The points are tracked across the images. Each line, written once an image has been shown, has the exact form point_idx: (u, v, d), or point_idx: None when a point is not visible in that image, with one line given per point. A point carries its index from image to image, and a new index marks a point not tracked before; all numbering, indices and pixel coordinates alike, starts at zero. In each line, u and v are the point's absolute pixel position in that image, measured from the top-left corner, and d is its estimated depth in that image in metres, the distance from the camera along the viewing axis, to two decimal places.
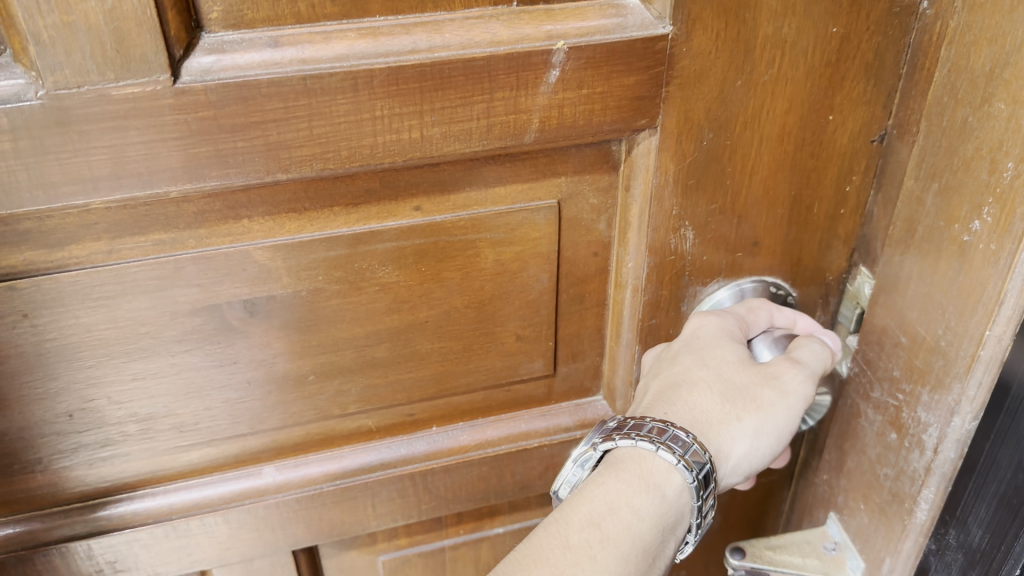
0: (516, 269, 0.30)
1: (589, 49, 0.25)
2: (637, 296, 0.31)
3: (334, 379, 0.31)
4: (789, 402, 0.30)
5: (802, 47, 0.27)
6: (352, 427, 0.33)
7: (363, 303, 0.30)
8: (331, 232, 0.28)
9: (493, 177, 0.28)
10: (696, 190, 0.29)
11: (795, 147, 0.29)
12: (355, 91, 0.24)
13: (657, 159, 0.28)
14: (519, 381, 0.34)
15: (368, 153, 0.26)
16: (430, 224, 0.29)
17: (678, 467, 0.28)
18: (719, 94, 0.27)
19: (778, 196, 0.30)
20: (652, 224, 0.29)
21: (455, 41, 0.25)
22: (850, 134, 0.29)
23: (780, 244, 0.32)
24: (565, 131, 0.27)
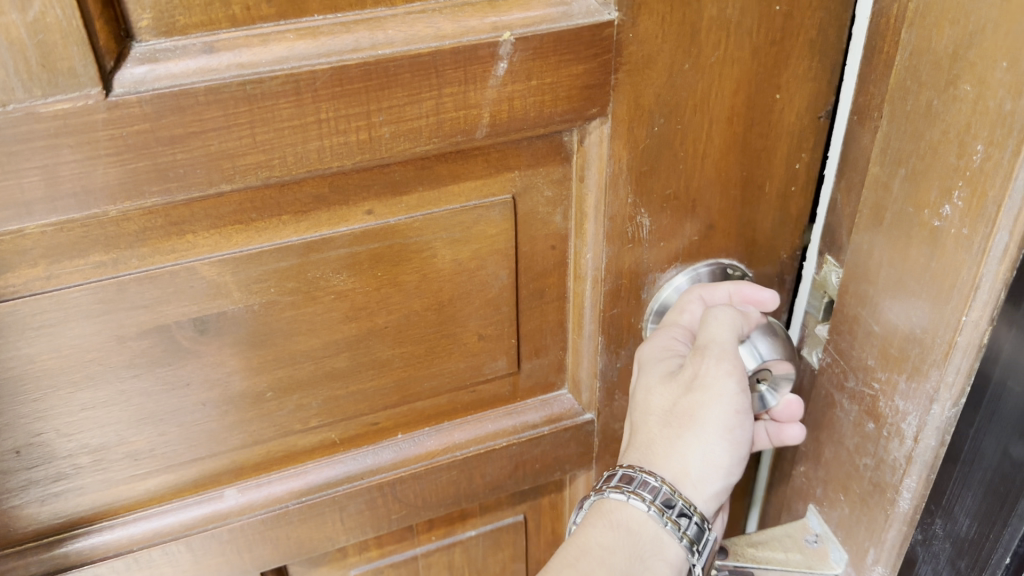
0: (474, 267, 0.30)
1: (535, 39, 0.25)
2: (597, 286, 0.31)
3: (293, 394, 0.30)
4: (711, 402, 0.30)
5: (746, 27, 0.27)
6: (314, 442, 0.32)
7: (319, 313, 0.29)
8: (281, 242, 0.27)
9: (445, 175, 0.28)
10: (650, 177, 0.29)
11: (745, 127, 0.29)
12: (298, 94, 0.23)
13: (610, 148, 0.28)
14: (483, 382, 0.33)
15: (315, 158, 0.25)
16: (383, 226, 0.28)
17: (631, 500, 0.30)
18: (668, 78, 0.27)
19: (731, 177, 0.30)
20: (608, 213, 0.29)
21: (399, 37, 0.24)
22: (798, 112, 0.29)
23: (735, 226, 0.32)
24: (516, 124, 0.26)
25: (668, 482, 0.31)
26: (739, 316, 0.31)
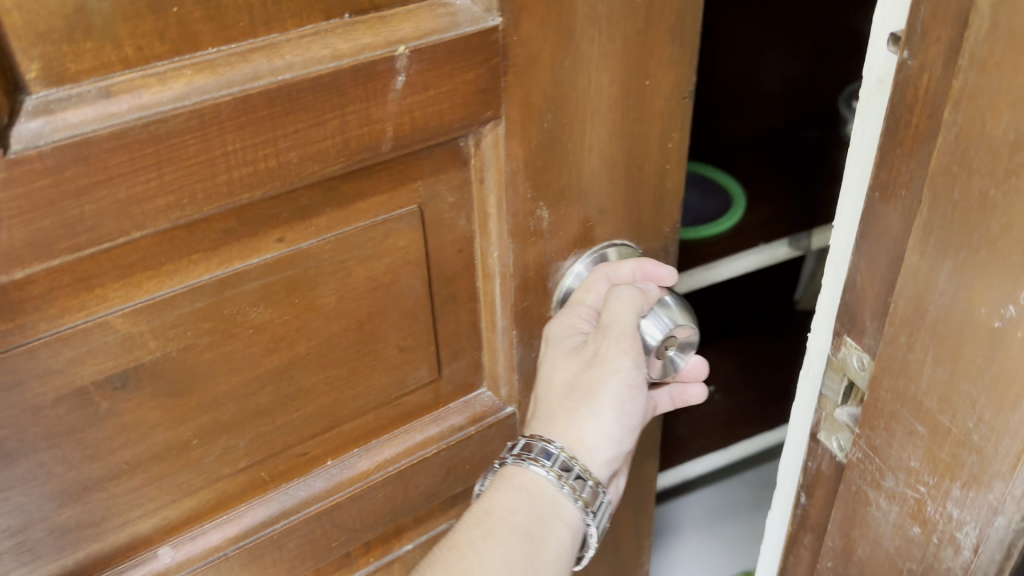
0: (389, 282, 0.30)
1: (428, 50, 0.25)
2: (506, 283, 0.32)
3: (220, 438, 0.30)
4: (611, 377, 0.33)
5: (615, 20, 0.29)
6: (246, 483, 0.32)
7: (239, 350, 0.28)
8: (193, 283, 0.26)
9: (351, 193, 0.28)
10: (545, 171, 0.30)
11: (623, 114, 0.31)
12: (203, 128, 0.23)
13: (507, 147, 0.29)
14: (407, 394, 0.33)
15: (226, 190, 0.25)
16: (295, 253, 0.28)
17: (532, 466, 0.33)
18: (553, 76, 0.28)
19: (616, 161, 0.32)
20: (510, 210, 0.31)
21: (297, 60, 0.24)
22: (668, 93, 0.32)
23: (624, 207, 0.34)
24: (418, 134, 0.27)
25: (566, 450, 0.33)
26: (644, 298, 0.33)
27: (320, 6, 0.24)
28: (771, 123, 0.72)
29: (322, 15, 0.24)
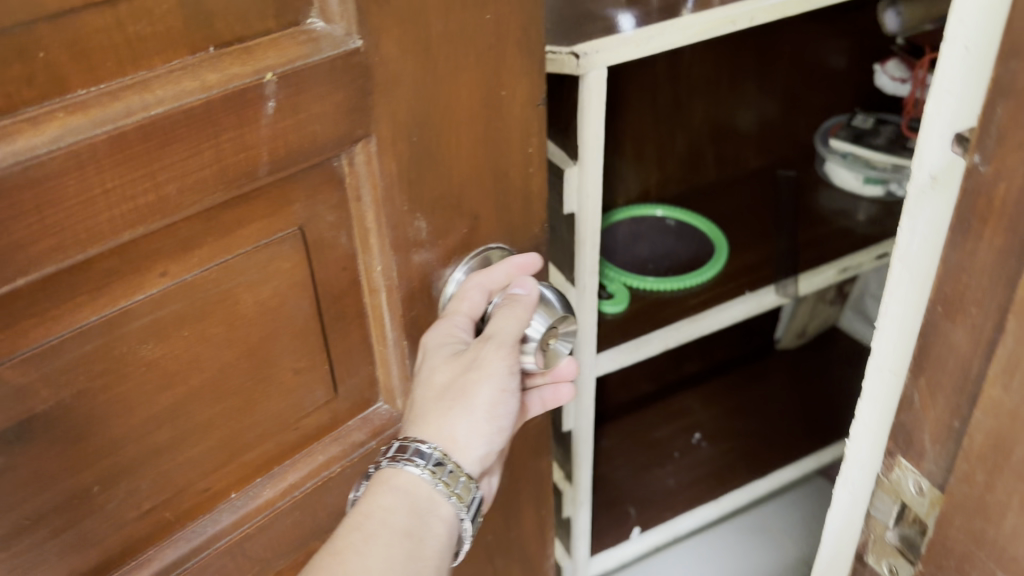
0: (277, 305, 0.31)
1: (293, 75, 0.26)
2: (392, 297, 0.34)
3: (118, 483, 0.29)
4: (486, 378, 0.34)
5: (467, 36, 0.30)
6: (150, 527, 0.31)
7: (132, 387, 0.28)
8: (79, 326, 0.26)
9: (231, 219, 0.28)
10: (419, 184, 0.32)
11: (487, 124, 0.33)
12: (81, 168, 0.23)
13: (379, 164, 0.30)
14: (306, 416, 0.34)
15: (107, 227, 0.25)
16: (180, 284, 0.28)
17: (410, 467, 0.33)
18: (415, 94, 0.30)
19: (485, 169, 0.34)
20: (389, 224, 0.32)
21: (168, 95, 0.24)
22: (527, 100, 0.34)
23: (499, 210, 0.35)
24: (292, 156, 0.28)
25: (440, 449, 0.34)
26: (528, 307, 0.35)
27: (186, 39, 0.25)
28: (752, 164, 0.91)
29: (190, 48, 0.25)
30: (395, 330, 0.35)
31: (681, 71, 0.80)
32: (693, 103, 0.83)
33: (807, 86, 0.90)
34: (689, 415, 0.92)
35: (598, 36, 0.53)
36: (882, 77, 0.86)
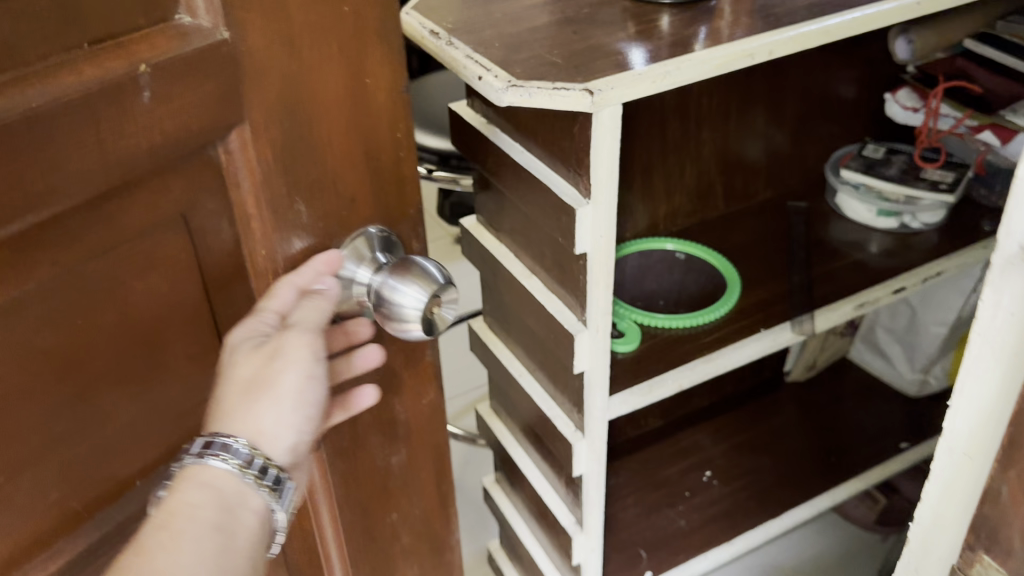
0: (165, 257, 0.51)
1: (165, 62, 0.45)
2: (267, 269, 0.57)
3: (41, 372, 0.47)
4: (286, 376, 0.55)
5: (324, 29, 0.51)
6: (78, 412, 0.50)
7: (47, 284, 0.46)
8: (14, 217, 0.41)
9: (125, 189, 0.47)
10: (298, 171, 0.54)
11: (355, 99, 0.55)
12: (22, 115, 0.40)
13: (250, 134, 0.51)
14: (203, 357, 0.57)
15: (42, 169, 0.42)
16: (94, 201, 0.46)
17: (223, 467, 0.52)
18: (289, 111, 0.52)
19: (357, 161, 0.57)
20: (266, 175, 0.53)
21: (62, 88, 0.41)
22: (394, 112, 0.58)
23: (368, 190, 0.59)
24: (169, 133, 0.47)
25: (251, 446, 0.53)
26: (326, 303, 0.57)
27: (59, 35, 0.41)
28: (765, 195, 1.37)
29: (60, 45, 0.41)
30: None
31: (691, 111, 1.21)
32: (704, 142, 1.26)
33: (821, 121, 1.36)
34: (698, 455, 1.44)
35: (618, 80, 0.85)
36: (898, 108, 1.30)
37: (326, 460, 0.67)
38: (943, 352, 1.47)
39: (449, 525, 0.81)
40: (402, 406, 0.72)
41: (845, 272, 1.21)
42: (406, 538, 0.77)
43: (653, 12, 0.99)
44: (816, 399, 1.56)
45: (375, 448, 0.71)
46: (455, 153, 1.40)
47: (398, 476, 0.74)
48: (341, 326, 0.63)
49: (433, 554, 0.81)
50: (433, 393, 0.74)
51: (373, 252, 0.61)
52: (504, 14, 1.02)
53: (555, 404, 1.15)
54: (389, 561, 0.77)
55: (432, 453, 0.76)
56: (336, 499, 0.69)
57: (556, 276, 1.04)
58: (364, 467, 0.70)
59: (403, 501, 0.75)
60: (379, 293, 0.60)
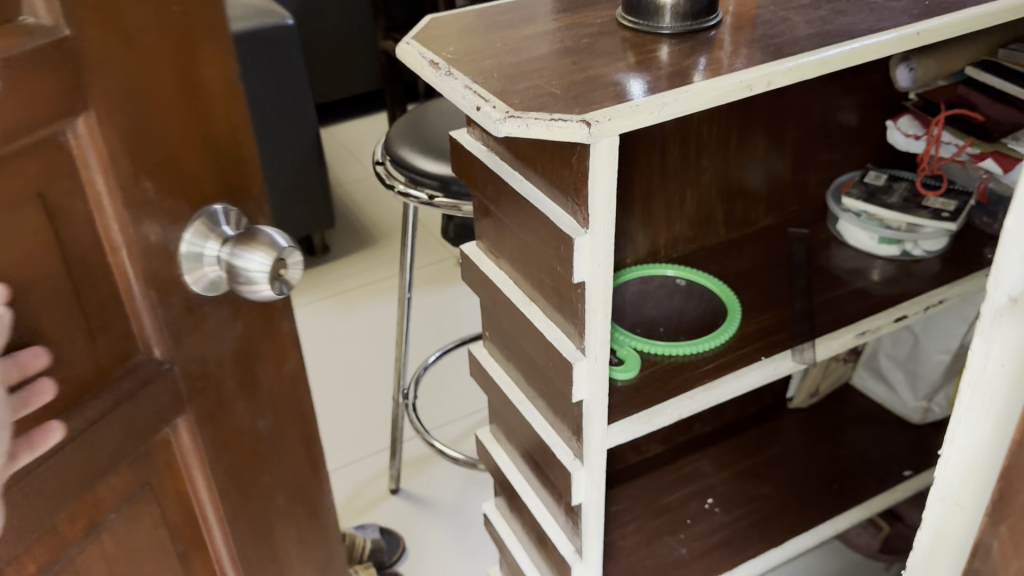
0: (26, 253, 0.50)
1: (13, 56, 0.44)
2: (132, 267, 0.55)
3: None
4: None
5: (158, 27, 0.51)
6: None
7: None
8: None
9: None
10: (140, 149, 0.52)
11: (194, 97, 0.55)
12: None
13: (100, 128, 0.50)
14: (72, 360, 0.55)
15: None
16: None
17: None
18: (126, 84, 0.50)
19: (195, 140, 0.56)
20: (117, 169, 0.52)
21: None
22: (227, 92, 0.57)
23: (215, 172, 0.58)
24: (18, 122, 0.46)
25: None
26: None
27: None
28: (765, 222, 1.37)
29: None
30: (139, 300, 0.57)
31: (691, 138, 1.21)
32: (705, 169, 1.26)
33: (821, 150, 1.36)
34: (701, 483, 1.42)
35: (612, 112, 0.85)
36: (900, 133, 1.31)
37: (192, 422, 0.63)
38: (947, 378, 1.46)
39: (323, 487, 0.78)
40: (268, 369, 0.68)
41: (847, 300, 1.20)
42: (284, 502, 0.74)
43: (653, 42, 1.00)
44: (819, 425, 1.55)
45: (241, 417, 0.67)
46: (456, 178, 1.40)
47: (269, 442, 0.70)
48: (197, 302, 0.59)
49: (311, 518, 0.78)
50: (294, 356, 0.70)
51: (218, 226, 0.58)
52: (505, 43, 1.03)
53: (553, 432, 1.14)
54: (271, 528, 0.74)
55: (299, 419, 0.73)
56: (209, 466, 0.66)
57: (554, 303, 1.04)
58: (230, 433, 0.66)
59: (275, 467, 0.72)
60: (230, 269, 0.57)
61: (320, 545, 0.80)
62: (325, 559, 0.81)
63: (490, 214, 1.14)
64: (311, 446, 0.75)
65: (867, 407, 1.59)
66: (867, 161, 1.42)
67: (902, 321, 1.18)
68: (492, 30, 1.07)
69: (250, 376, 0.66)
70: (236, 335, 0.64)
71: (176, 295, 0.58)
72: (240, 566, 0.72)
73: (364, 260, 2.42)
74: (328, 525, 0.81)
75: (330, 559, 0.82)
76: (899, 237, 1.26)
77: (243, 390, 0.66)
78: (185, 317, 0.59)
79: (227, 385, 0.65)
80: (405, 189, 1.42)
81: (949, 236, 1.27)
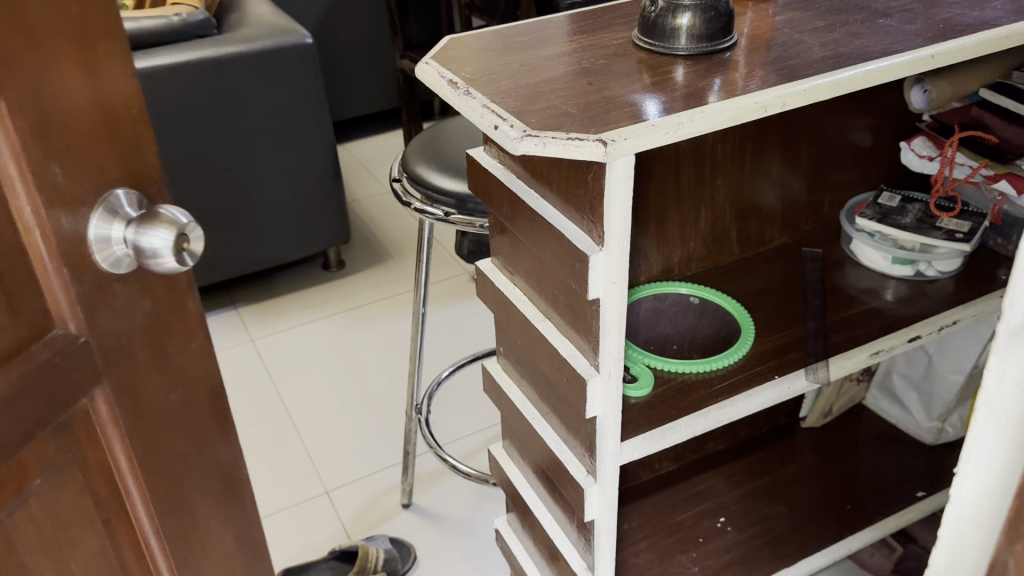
0: None
1: None
2: (47, 246, 0.57)
3: None
4: None
5: (56, 24, 0.55)
6: None
7: None
8: None
9: None
10: (49, 137, 0.56)
11: (95, 89, 0.59)
12: None
13: (12, 118, 0.53)
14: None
15: None
16: None
17: None
18: (29, 75, 0.54)
19: (98, 129, 0.59)
20: (30, 157, 0.54)
21: None
22: (124, 86, 0.61)
23: (119, 160, 0.61)
24: None
25: None
26: None
27: None
28: (779, 241, 1.38)
29: None
30: (56, 276, 0.59)
31: (705, 157, 1.22)
32: (719, 189, 1.27)
33: (835, 170, 1.37)
34: (713, 503, 1.42)
35: (628, 131, 0.86)
36: (913, 154, 1.31)
37: (110, 393, 0.65)
38: (961, 399, 1.46)
39: (234, 458, 0.81)
40: (177, 347, 0.71)
41: (861, 319, 1.21)
42: (200, 472, 0.77)
43: (668, 63, 1.02)
44: (833, 445, 1.55)
45: (155, 390, 0.69)
46: (472, 195, 1.41)
47: (181, 413, 0.73)
48: (107, 279, 0.62)
49: (225, 489, 0.80)
50: (198, 332, 0.73)
51: (120, 209, 0.62)
52: (523, 64, 1.04)
53: (567, 448, 1.15)
54: (190, 500, 0.76)
55: (208, 392, 0.76)
56: (128, 437, 0.67)
57: (569, 320, 1.05)
58: (145, 405, 0.68)
59: (190, 439, 0.74)
60: (136, 247, 0.62)
61: (235, 515, 0.83)
62: (240, 531, 0.84)
63: (506, 231, 1.15)
64: (221, 418, 0.78)
65: (880, 427, 1.59)
66: (880, 182, 1.43)
67: (916, 341, 1.18)
68: (510, 51, 1.08)
69: (160, 351, 0.69)
70: (144, 309, 0.67)
71: (87, 271, 0.60)
72: (161, 535, 0.73)
73: (379, 275, 2.44)
74: (241, 495, 0.83)
75: (245, 530, 0.85)
76: (912, 258, 1.26)
77: (154, 363, 0.69)
78: (96, 292, 0.61)
79: (138, 359, 0.67)
80: (421, 207, 1.43)
81: (963, 258, 1.28)
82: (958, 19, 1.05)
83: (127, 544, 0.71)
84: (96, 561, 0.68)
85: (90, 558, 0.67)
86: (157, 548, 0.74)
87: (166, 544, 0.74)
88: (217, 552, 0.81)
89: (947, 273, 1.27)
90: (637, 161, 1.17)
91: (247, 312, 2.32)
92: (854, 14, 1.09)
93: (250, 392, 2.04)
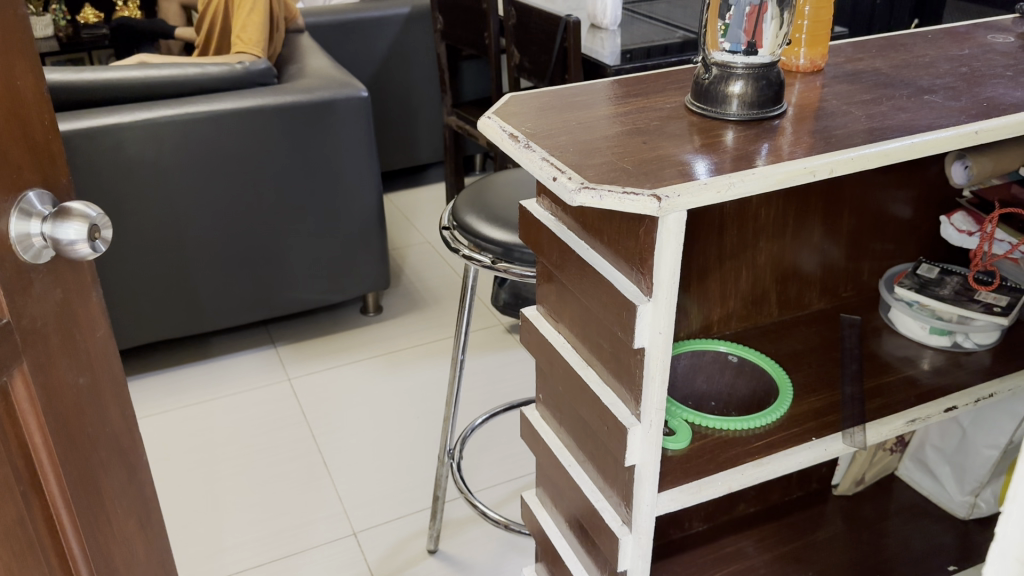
0: None
1: None
2: None
3: None
4: None
5: None
6: None
7: None
8: None
9: None
10: None
11: (13, 99, 0.69)
12: None
13: None
14: None
15: None
16: None
17: None
18: None
19: (15, 133, 0.69)
20: None
21: None
22: (40, 102, 0.72)
23: (31, 159, 0.71)
24: None
25: None
26: None
27: None
28: (818, 306, 1.41)
29: None
30: None
31: (749, 220, 1.26)
32: (761, 251, 1.30)
33: (874, 239, 1.40)
34: (741, 564, 1.41)
35: (681, 187, 0.90)
36: (952, 228, 1.33)
37: (27, 371, 0.72)
38: (995, 474, 1.47)
39: (132, 440, 0.89)
40: (84, 336, 0.80)
41: (899, 386, 1.22)
42: (104, 451, 0.84)
43: (720, 128, 1.06)
44: (865, 514, 1.54)
45: (66, 372, 0.78)
46: (519, 245, 1.46)
47: (88, 396, 0.81)
48: (25, 268, 0.71)
49: (125, 467, 0.88)
50: (100, 323, 0.83)
51: (35, 208, 0.71)
52: (579, 122, 1.10)
53: (602, 496, 1.17)
54: (96, 476, 0.83)
55: (108, 379, 0.84)
56: (43, 415, 0.75)
57: (612, 368, 1.07)
58: (58, 384, 0.77)
59: (94, 419, 0.82)
60: (53, 240, 0.71)
61: (134, 495, 0.90)
62: (142, 512, 0.92)
63: (553, 279, 1.19)
64: (121, 402, 0.87)
65: (913, 499, 1.58)
66: (920, 255, 1.46)
67: (951, 411, 1.19)
68: (565, 110, 1.13)
69: (70, 337, 0.78)
70: (56, 299, 0.75)
71: (9, 260, 0.69)
72: (71, 508, 0.79)
73: (414, 323, 2.48)
74: (139, 475, 0.91)
75: (145, 509, 0.92)
76: (950, 328, 1.28)
77: (66, 348, 0.78)
78: (19, 284, 0.70)
79: (50, 341, 0.75)
80: (469, 253, 1.49)
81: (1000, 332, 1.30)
82: (1001, 99, 1.09)
83: (42, 517, 0.77)
84: (16, 527, 0.73)
85: (11, 521, 0.73)
86: (68, 521, 0.80)
87: (76, 517, 0.80)
88: (124, 529, 0.88)
89: (983, 345, 1.29)
90: (687, 219, 1.21)
91: (285, 352, 2.37)
92: (901, 90, 1.14)
93: (283, 430, 2.07)
